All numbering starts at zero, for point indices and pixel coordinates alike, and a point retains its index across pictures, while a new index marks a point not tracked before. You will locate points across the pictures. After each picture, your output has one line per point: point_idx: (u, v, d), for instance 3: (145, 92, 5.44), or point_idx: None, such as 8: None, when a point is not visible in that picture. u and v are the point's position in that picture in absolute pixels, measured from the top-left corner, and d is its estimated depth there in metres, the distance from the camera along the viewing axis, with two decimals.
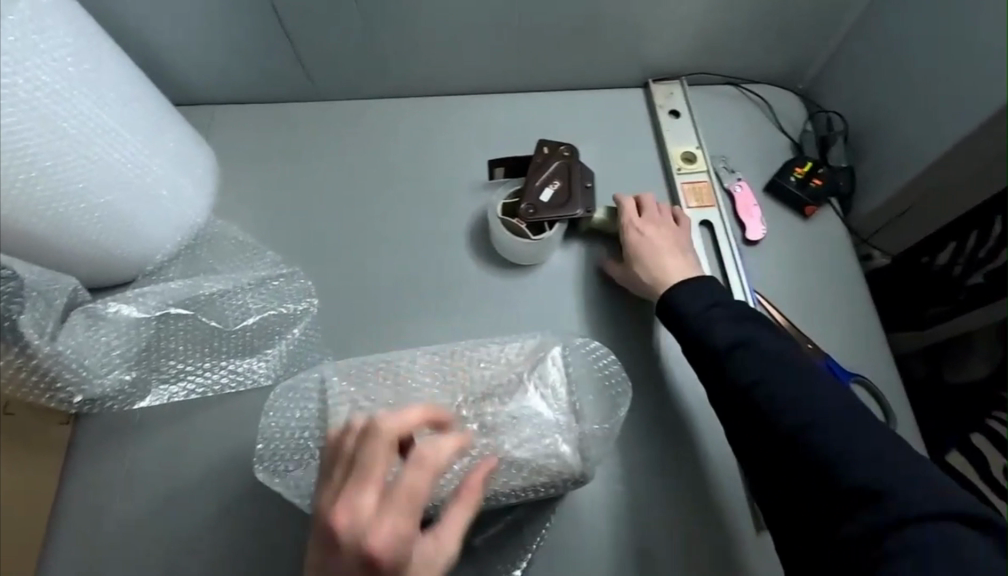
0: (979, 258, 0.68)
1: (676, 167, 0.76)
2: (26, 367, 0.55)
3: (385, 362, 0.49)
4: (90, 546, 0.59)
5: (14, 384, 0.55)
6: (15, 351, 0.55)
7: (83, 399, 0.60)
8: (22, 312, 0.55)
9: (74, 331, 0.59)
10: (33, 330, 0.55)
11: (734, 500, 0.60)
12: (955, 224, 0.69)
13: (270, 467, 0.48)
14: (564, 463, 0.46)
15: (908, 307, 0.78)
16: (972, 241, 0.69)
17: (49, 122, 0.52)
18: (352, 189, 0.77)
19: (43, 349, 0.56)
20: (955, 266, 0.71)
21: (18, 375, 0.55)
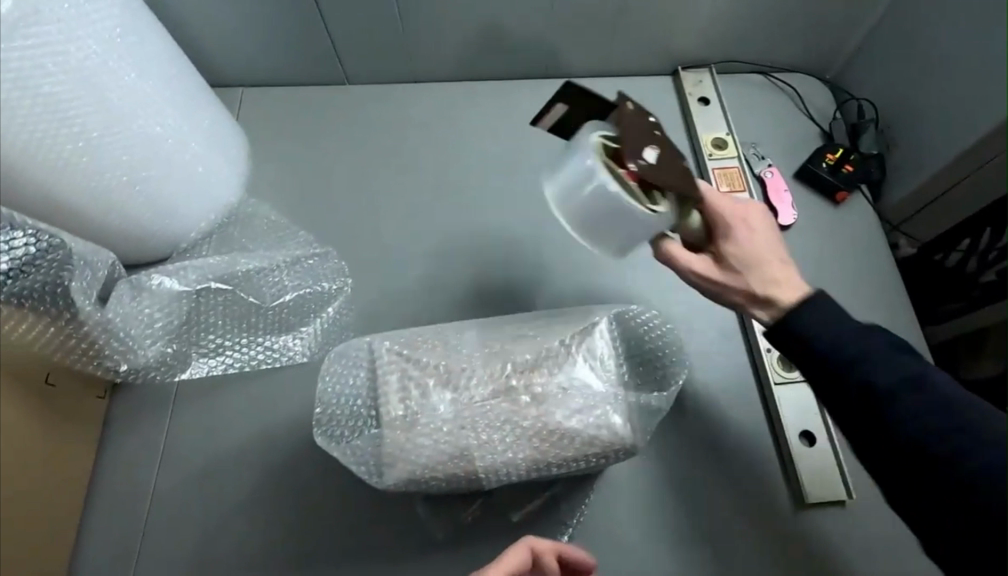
0: (991, 258, 0.68)
1: (707, 152, 0.76)
2: (74, 334, 0.54)
3: (432, 335, 0.49)
4: (128, 519, 0.59)
5: (63, 351, 0.54)
6: (66, 317, 0.53)
7: (128, 368, 0.59)
8: (75, 280, 0.51)
9: (121, 301, 0.57)
10: (85, 299, 0.53)
11: (771, 479, 0.60)
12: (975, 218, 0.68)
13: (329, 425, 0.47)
14: (614, 433, 0.46)
15: (928, 299, 0.76)
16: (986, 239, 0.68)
17: (98, 92, 0.53)
18: (383, 171, 0.77)
19: (94, 316, 0.53)
20: (969, 264, 0.71)
21: (66, 341, 0.53)
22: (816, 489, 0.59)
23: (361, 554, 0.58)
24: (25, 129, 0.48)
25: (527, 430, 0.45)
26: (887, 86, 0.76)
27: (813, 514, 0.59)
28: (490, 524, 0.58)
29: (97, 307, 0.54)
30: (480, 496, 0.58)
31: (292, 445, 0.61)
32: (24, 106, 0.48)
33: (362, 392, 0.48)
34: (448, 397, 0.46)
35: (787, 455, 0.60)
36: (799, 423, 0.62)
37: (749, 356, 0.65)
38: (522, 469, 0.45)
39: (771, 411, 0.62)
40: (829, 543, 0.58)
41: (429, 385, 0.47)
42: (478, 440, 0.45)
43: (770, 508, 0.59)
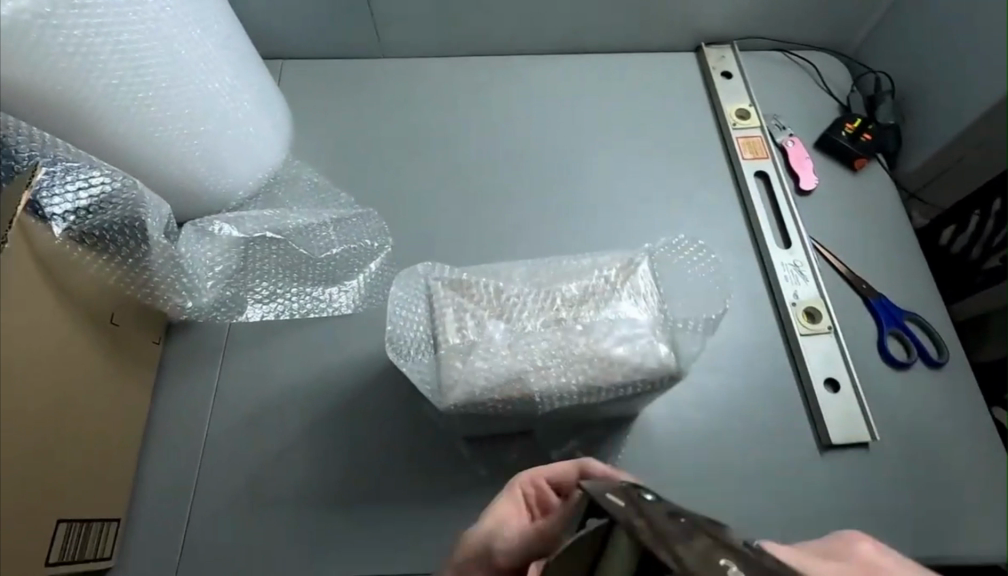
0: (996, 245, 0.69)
1: (732, 122, 0.80)
2: (146, 267, 0.57)
3: (482, 273, 0.52)
4: (184, 456, 0.61)
5: (134, 283, 0.57)
6: (137, 254, 0.56)
7: (192, 305, 0.62)
8: (150, 216, 0.55)
9: (188, 241, 0.61)
10: (159, 233, 0.56)
11: (797, 423, 0.63)
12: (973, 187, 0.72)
13: (406, 355, 0.50)
14: (659, 362, 0.48)
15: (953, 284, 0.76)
16: (989, 227, 0.70)
17: (168, 45, 0.56)
18: (419, 138, 0.80)
19: (165, 251, 0.57)
20: (975, 250, 0.73)
21: (137, 277, 0.57)
22: (841, 432, 0.62)
23: (405, 493, 0.60)
24: (106, 73, 0.52)
25: (577, 354, 0.48)
26: (903, 58, 0.79)
27: (838, 455, 0.62)
28: (530, 464, 0.60)
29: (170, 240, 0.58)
30: (521, 437, 0.61)
31: (340, 389, 0.64)
32: (103, 51, 0.51)
33: (420, 324, 0.51)
34: (502, 327, 0.49)
35: (812, 399, 0.64)
36: (823, 370, 0.65)
37: (772, 308, 0.69)
38: (574, 394, 0.48)
39: (796, 359, 0.66)
40: (853, 482, 0.61)
41: (483, 316, 0.50)
42: (531, 364, 0.48)
43: (797, 451, 0.62)
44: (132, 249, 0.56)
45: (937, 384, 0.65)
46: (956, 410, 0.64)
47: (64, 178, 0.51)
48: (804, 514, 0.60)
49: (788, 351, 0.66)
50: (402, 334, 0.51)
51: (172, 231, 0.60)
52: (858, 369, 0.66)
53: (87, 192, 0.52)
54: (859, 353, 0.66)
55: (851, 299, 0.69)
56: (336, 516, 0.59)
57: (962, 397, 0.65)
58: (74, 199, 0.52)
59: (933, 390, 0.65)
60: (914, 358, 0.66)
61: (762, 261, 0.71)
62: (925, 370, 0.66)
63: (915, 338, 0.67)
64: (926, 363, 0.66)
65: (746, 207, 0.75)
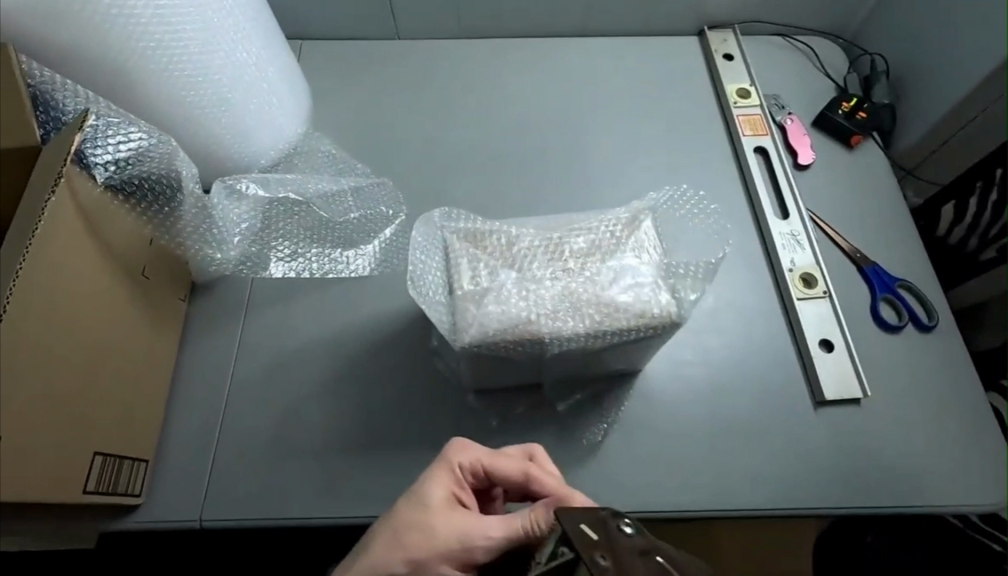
0: (991, 236, 0.75)
1: (733, 101, 0.83)
2: (178, 219, 0.62)
3: (493, 227, 0.55)
4: (208, 405, 0.65)
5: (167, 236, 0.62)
6: (171, 203, 0.61)
7: (221, 258, 0.67)
8: (183, 168, 0.59)
9: (218, 198, 0.65)
10: (193, 184, 0.60)
11: (794, 381, 0.66)
12: (965, 174, 0.76)
13: (421, 294, 0.53)
14: (661, 308, 0.51)
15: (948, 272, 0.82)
16: (986, 217, 0.74)
17: (202, 11, 0.59)
18: (433, 114, 0.83)
19: (196, 203, 0.61)
20: (972, 241, 0.77)
21: (171, 226, 0.61)
22: (834, 388, 0.65)
23: (418, 441, 0.63)
24: (145, 35, 0.55)
25: (587, 298, 0.51)
26: (899, 41, 0.83)
27: (831, 411, 0.65)
28: (537, 417, 0.63)
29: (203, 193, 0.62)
30: (529, 392, 0.64)
31: (358, 345, 0.67)
32: (143, 14, 0.54)
33: (437, 271, 0.54)
34: (514, 275, 0.52)
35: (808, 358, 0.66)
36: (818, 331, 0.68)
37: (770, 274, 0.72)
38: (581, 337, 0.51)
39: (793, 322, 0.69)
40: (847, 437, 0.64)
41: (496, 265, 0.53)
42: (542, 307, 0.51)
43: (793, 407, 0.65)
44: (167, 198, 0.60)
45: (928, 346, 0.68)
46: (946, 371, 0.67)
47: (106, 133, 0.56)
48: (798, 465, 0.63)
49: (785, 314, 0.69)
50: (416, 278, 0.53)
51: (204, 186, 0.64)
52: (852, 331, 0.69)
53: (126, 145, 0.56)
54: (853, 317, 0.69)
55: (846, 267, 0.72)
56: (353, 462, 0.62)
57: (952, 359, 0.68)
58: (114, 151, 0.56)
59: (925, 352, 0.68)
60: (905, 322, 0.69)
61: (760, 230, 0.74)
62: (918, 334, 0.69)
63: (907, 304, 0.70)
64: (917, 327, 0.69)
65: (745, 179, 0.78)
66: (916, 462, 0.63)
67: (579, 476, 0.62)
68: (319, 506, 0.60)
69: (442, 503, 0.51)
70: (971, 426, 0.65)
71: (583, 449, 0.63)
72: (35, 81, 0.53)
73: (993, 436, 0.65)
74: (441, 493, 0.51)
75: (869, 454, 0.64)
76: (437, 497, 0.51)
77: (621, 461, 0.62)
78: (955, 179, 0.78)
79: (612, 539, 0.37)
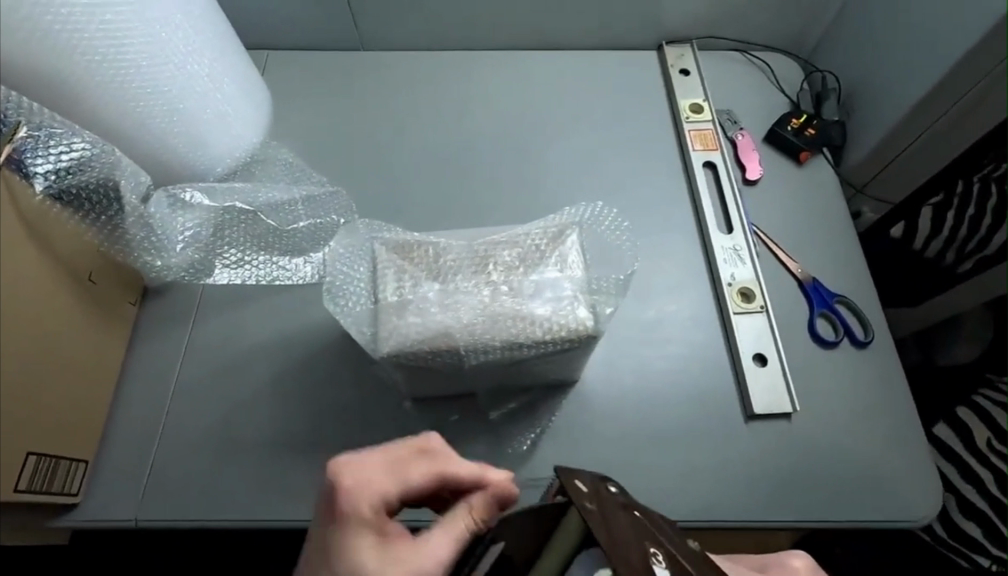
0: (968, 249, 0.79)
1: (685, 116, 0.84)
2: (121, 226, 0.63)
3: (420, 239, 0.56)
4: (152, 406, 0.66)
5: (108, 243, 0.63)
6: (112, 211, 0.62)
7: (162, 264, 0.67)
8: (123, 177, 0.61)
9: (159, 205, 0.66)
10: (134, 196, 0.62)
11: (727, 395, 0.67)
12: (918, 192, 0.80)
13: (346, 303, 0.54)
14: (577, 321, 0.52)
15: (904, 284, 0.88)
16: (964, 230, 0.79)
17: (148, 25, 0.60)
18: (390, 124, 0.85)
19: (137, 211, 0.63)
20: (949, 255, 0.82)
21: (112, 233, 0.63)
22: (765, 402, 0.66)
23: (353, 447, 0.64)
24: (89, 49, 0.57)
25: (509, 310, 0.52)
26: (852, 59, 0.84)
27: (762, 425, 0.66)
28: (472, 425, 0.65)
29: (143, 203, 0.64)
30: (465, 400, 0.66)
31: (301, 351, 0.69)
32: (88, 29, 0.56)
33: (360, 281, 0.55)
34: (436, 287, 0.53)
35: (741, 372, 0.67)
36: (752, 345, 0.69)
37: (710, 287, 0.73)
38: (500, 348, 0.52)
39: (729, 335, 0.70)
40: (777, 451, 0.65)
41: (420, 276, 0.54)
42: (461, 320, 0.52)
43: (724, 420, 0.66)
44: (106, 207, 0.62)
45: (862, 362, 0.69)
46: (880, 387, 0.68)
47: (49, 143, 0.57)
48: (728, 478, 0.64)
49: (722, 328, 0.70)
50: (343, 288, 0.55)
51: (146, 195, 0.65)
52: (787, 345, 0.70)
53: (68, 155, 0.58)
54: (789, 332, 0.70)
55: (787, 283, 0.73)
56: (289, 465, 0.64)
57: (886, 375, 0.69)
58: (56, 160, 0.57)
59: (859, 368, 0.69)
60: (841, 337, 0.70)
61: (703, 244, 0.75)
62: (853, 350, 0.70)
63: (844, 320, 0.71)
64: (853, 343, 0.70)
65: (692, 193, 0.79)
66: (844, 478, 0.64)
67: None
68: (254, 506, 0.62)
69: (370, 542, 0.45)
70: (899, 441, 0.66)
71: (512, 457, 0.64)
72: None
73: (919, 450, 0.66)
74: (369, 546, 0.45)
75: (796, 466, 0.64)
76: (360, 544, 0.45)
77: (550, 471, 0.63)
78: (905, 201, 0.82)
79: (604, 493, 0.39)
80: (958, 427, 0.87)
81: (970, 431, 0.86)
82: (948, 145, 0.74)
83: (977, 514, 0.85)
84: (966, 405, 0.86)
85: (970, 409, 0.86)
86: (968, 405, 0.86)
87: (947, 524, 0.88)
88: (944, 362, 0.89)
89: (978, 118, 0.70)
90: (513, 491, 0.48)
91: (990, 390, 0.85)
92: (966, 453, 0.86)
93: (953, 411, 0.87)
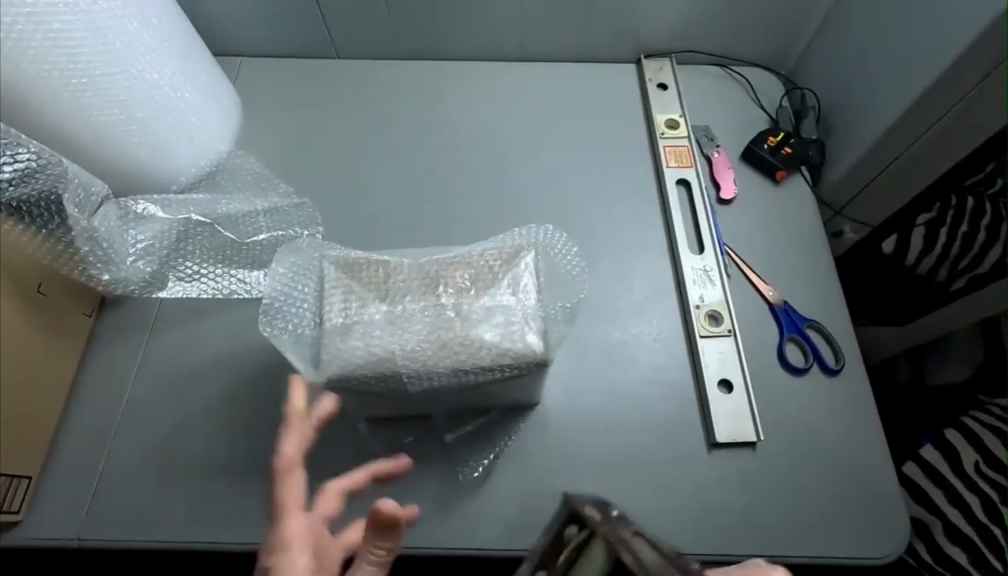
0: (961, 266, 0.74)
1: (660, 132, 0.82)
2: (66, 239, 0.62)
3: (371, 258, 0.55)
4: (101, 421, 0.65)
5: (52, 256, 0.61)
6: (56, 223, 0.61)
7: (110, 278, 0.67)
8: (68, 191, 0.59)
9: (108, 217, 0.65)
10: (75, 208, 0.61)
11: (691, 421, 0.65)
12: (914, 203, 0.76)
13: (290, 323, 0.53)
14: (525, 347, 0.51)
15: (886, 302, 0.84)
16: (957, 247, 0.74)
17: (102, 34, 0.60)
18: (360, 134, 0.83)
19: (81, 224, 0.62)
20: (941, 272, 0.77)
21: (56, 246, 0.62)
22: (729, 430, 0.64)
23: (303, 468, 0.63)
24: (40, 59, 0.56)
25: (457, 334, 0.51)
26: (832, 77, 0.82)
27: (726, 453, 0.64)
28: (427, 446, 0.63)
29: (90, 216, 0.63)
30: (421, 421, 0.64)
31: (257, 367, 0.67)
32: (40, 40, 0.55)
33: (307, 301, 0.54)
34: (383, 308, 0.52)
35: (705, 398, 0.66)
36: (718, 371, 0.67)
37: (678, 309, 0.71)
38: (446, 374, 0.51)
39: (694, 359, 0.68)
40: (740, 480, 0.63)
41: (368, 297, 0.53)
42: (406, 345, 0.50)
43: (686, 447, 0.64)
44: (49, 218, 0.60)
45: (831, 390, 0.67)
46: (848, 416, 0.66)
47: None
48: (687, 507, 0.62)
49: (687, 352, 0.69)
50: (290, 308, 0.54)
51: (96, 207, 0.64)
52: (754, 370, 0.68)
53: (12, 165, 0.56)
54: (757, 357, 0.69)
55: (757, 306, 0.71)
56: (237, 485, 0.62)
57: (856, 403, 0.67)
58: None
59: (828, 395, 0.67)
60: (810, 363, 0.68)
61: (673, 264, 0.74)
62: (823, 377, 0.68)
63: (814, 345, 0.69)
64: (822, 370, 0.68)
65: (663, 211, 0.77)
66: (807, 510, 0.62)
67: (459, 510, 0.61)
68: (200, 527, 0.61)
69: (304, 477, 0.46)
70: (865, 473, 0.64)
71: (465, 482, 0.62)
72: None
73: (887, 484, 0.64)
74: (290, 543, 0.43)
75: (758, 497, 0.63)
76: (287, 493, 0.44)
77: (503, 497, 0.62)
78: (894, 214, 0.79)
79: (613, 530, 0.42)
80: (945, 448, 0.79)
81: (962, 458, 0.77)
82: (922, 169, 0.73)
83: (963, 542, 0.75)
84: (953, 425, 0.79)
85: (958, 430, 0.78)
86: (956, 425, 0.78)
87: (931, 545, 0.78)
88: (932, 383, 0.84)
89: (952, 143, 0.69)
90: (295, 375, 0.49)
91: (982, 412, 0.77)
92: (951, 473, 0.78)
93: (941, 432, 0.80)
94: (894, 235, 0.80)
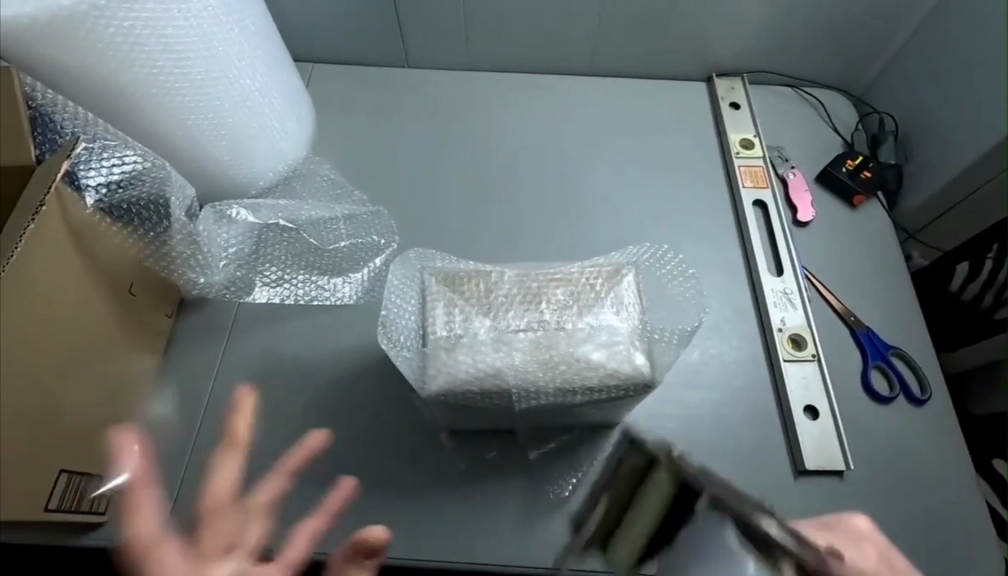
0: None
1: (735, 151, 0.82)
2: (167, 241, 0.63)
3: (472, 271, 0.54)
4: (183, 424, 0.65)
5: (153, 258, 0.63)
6: (158, 226, 0.62)
7: (204, 282, 0.67)
8: (174, 194, 0.61)
9: (205, 222, 0.66)
10: (180, 212, 0.62)
11: (776, 448, 0.65)
12: (960, 248, 0.77)
13: (392, 338, 0.53)
14: (633, 369, 0.50)
15: (952, 329, 0.79)
16: (1002, 276, 0.72)
17: (207, 40, 0.60)
18: (431, 142, 0.83)
19: (181, 227, 0.62)
20: (986, 299, 0.74)
21: (155, 248, 0.63)
22: (815, 458, 0.63)
23: (384, 481, 0.62)
24: (150, 63, 0.56)
25: (567, 351, 0.50)
26: (909, 103, 0.82)
27: (812, 481, 0.63)
28: (509, 464, 0.63)
29: (190, 221, 0.64)
30: (503, 436, 0.64)
31: (334, 376, 0.67)
32: (152, 44, 0.56)
33: (410, 314, 0.54)
34: (487, 323, 0.52)
35: (790, 423, 0.65)
36: (803, 396, 0.66)
37: (757, 331, 0.71)
38: (555, 391, 0.50)
39: (778, 385, 0.67)
40: (827, 510, 0.62)
41: (471, 311, 0.52)
42: (520, 360, 0.50)
43: (771, 472, 0.64)
44: (153, 222, 0.62)
45: (915, 421, 0.66)
46: (933, 447, 0.65)
47: (101, 155, 0.58)
48: None
49: (770, 375, 0.68)
50: (395, 320, 0.54)
51: (193, 211, 0.65)
52: (839, 396, 0.67)
53: (119, 168, 0.59)
54: (840, 384, 0.68)
55: (838, 331, 0.71)
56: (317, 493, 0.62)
57: (940, 435, 0.66)
58: (107, 173, 0.58)
59: (912, 426, 0.66)
60: (896, 393, 0.67)
61: (753, 286, 0.73)
62: (907, 407, 0.67)
63: (899, 374, 0.68)
64: (909, 400, 0.67)
65: (741, 232, 0.77)
66: (894, 543, 0.61)
67: (545, 528, 0.60)
68: (280, 536, 0.60)
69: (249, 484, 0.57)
70: (950, 506, 0.63)
71: (547, 499, 0.61)
72: (36, 103, 0.55)
73: (977, 519, 0.63)
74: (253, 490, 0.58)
75: None
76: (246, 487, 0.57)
77: None
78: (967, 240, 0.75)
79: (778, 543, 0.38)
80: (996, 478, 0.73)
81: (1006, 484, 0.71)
82: (991, 207, 0.71)
83: None
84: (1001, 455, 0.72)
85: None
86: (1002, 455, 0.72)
87: None
88: (976, 412, 0.76)
89: None
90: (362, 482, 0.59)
91: None
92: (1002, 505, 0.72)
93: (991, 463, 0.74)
94: (968, 260, 0.76)
